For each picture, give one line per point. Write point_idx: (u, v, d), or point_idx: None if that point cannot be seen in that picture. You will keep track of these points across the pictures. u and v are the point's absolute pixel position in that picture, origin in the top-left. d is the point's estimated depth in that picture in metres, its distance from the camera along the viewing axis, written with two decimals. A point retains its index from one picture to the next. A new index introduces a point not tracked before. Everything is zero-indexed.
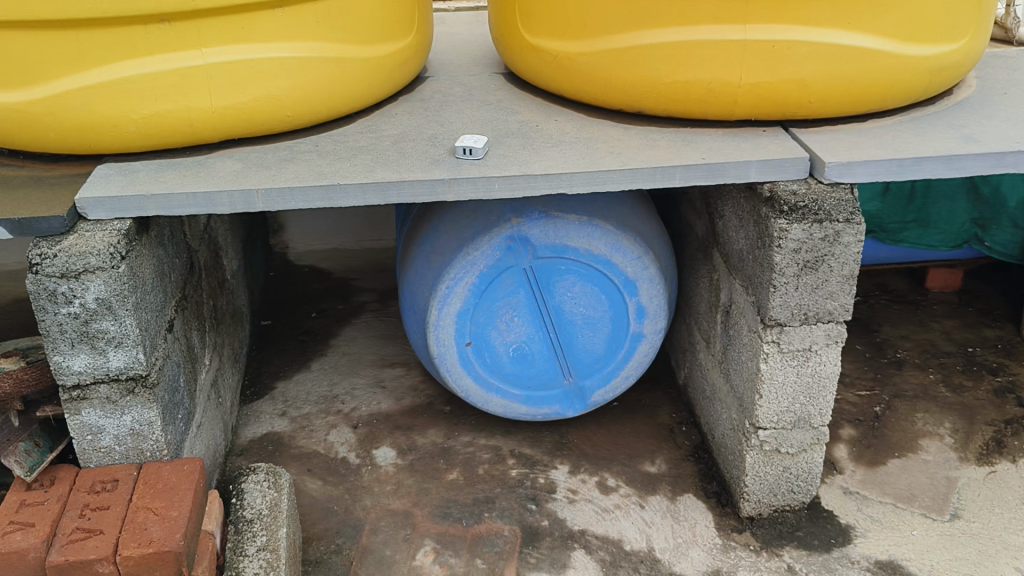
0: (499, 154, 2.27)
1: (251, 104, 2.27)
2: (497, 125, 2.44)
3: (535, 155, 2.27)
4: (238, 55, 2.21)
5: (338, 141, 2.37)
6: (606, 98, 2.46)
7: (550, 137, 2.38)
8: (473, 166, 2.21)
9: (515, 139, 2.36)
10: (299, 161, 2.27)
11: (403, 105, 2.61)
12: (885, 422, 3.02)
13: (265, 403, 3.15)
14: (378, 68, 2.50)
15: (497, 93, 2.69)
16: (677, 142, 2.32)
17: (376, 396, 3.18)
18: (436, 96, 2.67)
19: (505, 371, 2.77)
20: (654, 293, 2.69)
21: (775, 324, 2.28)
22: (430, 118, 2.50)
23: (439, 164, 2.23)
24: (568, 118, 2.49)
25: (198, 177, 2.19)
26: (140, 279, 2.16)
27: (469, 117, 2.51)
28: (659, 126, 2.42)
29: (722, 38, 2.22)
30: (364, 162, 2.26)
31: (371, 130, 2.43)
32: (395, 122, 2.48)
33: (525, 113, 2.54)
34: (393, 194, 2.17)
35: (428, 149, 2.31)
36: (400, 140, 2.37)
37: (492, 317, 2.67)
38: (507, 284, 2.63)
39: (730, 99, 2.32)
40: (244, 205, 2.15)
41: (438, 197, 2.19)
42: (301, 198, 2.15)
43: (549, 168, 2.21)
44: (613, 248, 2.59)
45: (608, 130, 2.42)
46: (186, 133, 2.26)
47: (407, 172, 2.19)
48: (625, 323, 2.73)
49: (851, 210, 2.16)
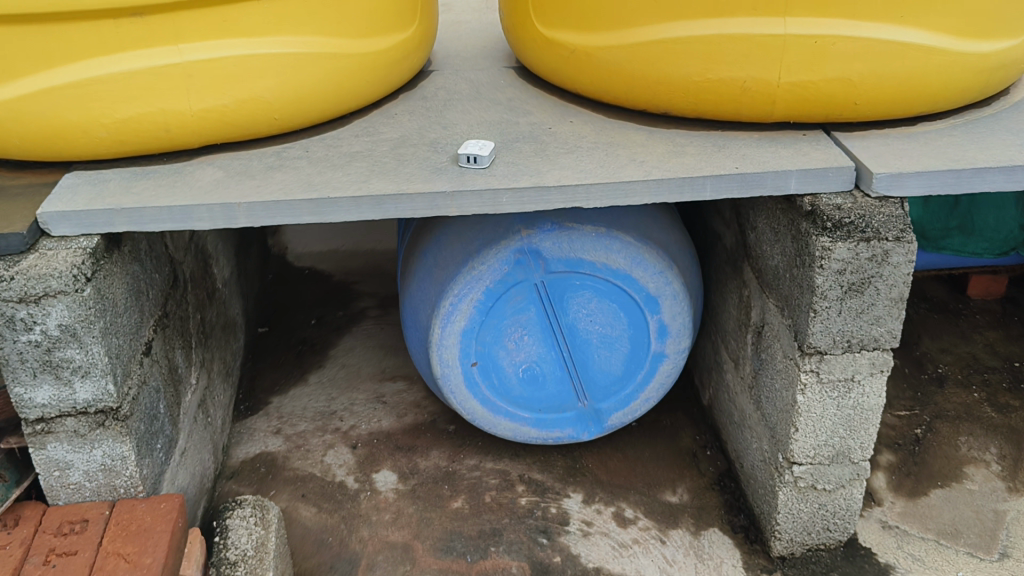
0: (508, 162, 2.05)
1: (235, 106, 2.05)
2: (506, 129, 2.22)
3: (548, 164, 2.05)
4: (220, 52, 1.99)
5: (330, 146, 2.15)
6: (629, 99, 2.23)
7: (565, 142, 2.14)
8: (478, 176, 1.99)
9: (526, 145, 2.13)
10: (287, 169, 2.05)
11: (404, 104, 2.38)
12: (926, 447, 2.79)
13: (259, 420, 2.95)
14: (377, 65, 2.27)
15: (507, 90, 2.45)
16: (708, 148, 2.08)
17: (377, 412, 2.97)
18: (440, 94, 2.44)
19: (515, 393, 2.56)
20: (677, 309, 2.46)
21: (814, 353, 2.05)
22: (433, 120, 2.27)
23: (441, 174, 2.01)
24: (585, 119, 2.26)
25: (175, 186, 1.97)
26: (110, 301, 1.95)
27: (475, 119, 2.28)
28: (687, 129, 2.19)
29: (760, 33, 1.98)
30: (358, 170, 2.03)
31: (367, 133, 2.21)
32: (394, 124, 2.25)
33: (537, 113, 2.30)
34: (390, 208, 1.95)
35: (429, 156, 2.09)
36: (399, 145, 2.15)
37: (500, 335, 2.46)
38: (516, 300, 2.42)
39: (767, 101, 2.08)
40: (224, 220, 1.93)
41: (439, 212, 1.97)
42: (288, 212, 1.93)
43: (564, 179, 1.98)
44: (632, 261, 2.37)
45: (629, 133, 2.19)
46: (163, 139, 2.05)
47: (405, 183, 1.97)
48: (645, 342, 2.51)
49: (902, 227, 1.92)
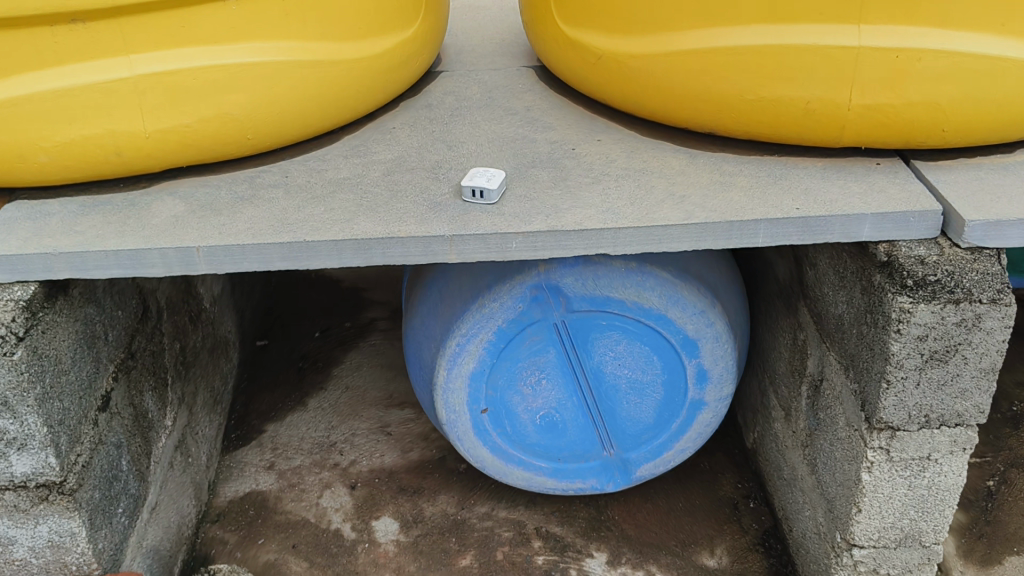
0: (520, 197, 1.72)
1: (199, 126, 1.74)
2: (520, 150, 1.88)
3: (570, 199, 1.71)
4: (179, 63, 1.67)
5: (313, 171, 1.83)
6: (667, 116, 1.88)
7: (590, 169, 1.80)
8: (483, 215, 1.67)
9: (544, 173, 1.79)
10: (261, 202, 1.74)
11: (404, 115, 2.05)
12: (1000, 504, 2.44)
13: (251, 451, 2.68)
14: (372, 72, 1.94)
15: (525, 97, 2.11)
16: (762, 179, 1.73)
17: (380, 446, 2.68)
18: (447, 102, 2.10)
19: (531, 442, 2.25)
20: (720, 353, 2.13)
21: (885, 428, 1.73)
22: (436, 138, 1.94)
23: (441, 211, 1.68)
24: (615, 137, 1.91)
25: (127, 224, 1.67)
26: (53, 359, 1.67)
27: (486, 136, 1.94)
28: (736, 152, 1.83)
29: (830, 43, 1.63)
30: (343, 205, 1.72)
31: (358, 153, 1.89)
32: (391, 142, 1.93)
33: (559, 129, 1.96)
34: (379, 254, 1.64)
35: (428, 186, 1.77)
36: (393, 170, 1.82)
37: (514, 379, 2.15)
38: (533, 341, 2.09)
39: (835, 125, 1.72)
40: (181, 266, 1.63)
41: (436, 258, 1.65)
42: (257, 257, 1.63)
43: (587, 221, 1.64)
44: (669, 300, 2.03)
45: (668, 155, 1.84)
46: (114, 164, 1.73)
47: (396, 224, 1.65)
48: (682, 388, 2.18)
49: (1000, 287, 1.58)
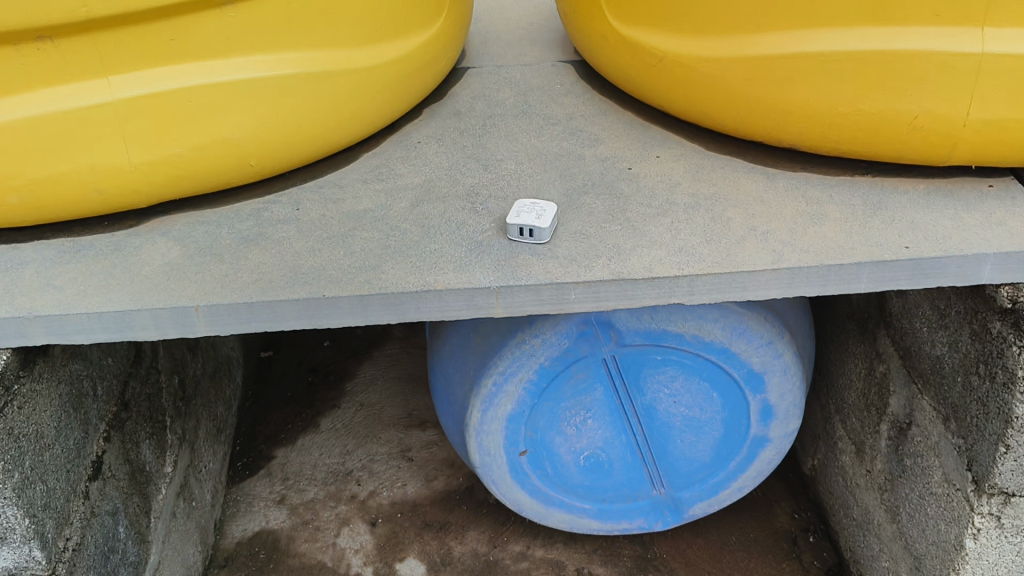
0: (575, 235, 1.47)
1: (193, 156, 1.47)
2: (568, 171, 1.62)
3: (633, 237, 1.46)
4: (167, 82, 1.41)
5: (329, 203, 1.57)
6: (739, 128, 1.62)
7: (653, 196, 1.55)
8: (534, 259, 1.42)
9: (599, 202, 1.54)
10: (269, 244, 1.48)
11: (429, 126, 1.78)
12: None
13: (260, 482, 2.45)
14: (391, 79, 1.67)
15: (566, 102, 1.84)
16: (858, 209, 1.48)
17: (400, 473, 2.45)
18: (476, 109, 1.83)
19: (573, 483, 2.02)
20: (788, 387, 1.88)
21: (998, 493, 1.52)
22: (468, 156, 1.68)
23: (483, 255, 1.43)
24: (676, 154, 1.66)
25: (113, 277, 1.42)
26: (32, 436, 1.44)
27: (526, 153, 1.68)
28: (821, 171, 1.57)
29: (946, 49, 1.37)
30: (366, 247, 1.46)
31: (380, 178, 1.63)
32: (416, 163, 1.67)
33: (610, 142, 1.70)
34: (411, 309, 1.38)
35: (465, 221, 1.51)
36: (423, 200, 1.57)
37: (556, 419, 1.91)
38: (579, 379, 1.85)
39: (944, 143, 1.46)
40: (178, 328, 1.38)
41: (480, 312, 1.40)
42: (267, 316, 1.37)
43: (657, 265, 1.39)
44: (734, 333, 1.77)
45: (741, 176, 1.58)
46: (95, 202, 1.47)
47: (432, 273, 1.40)
48: (743, 425, 1.95)
49: None
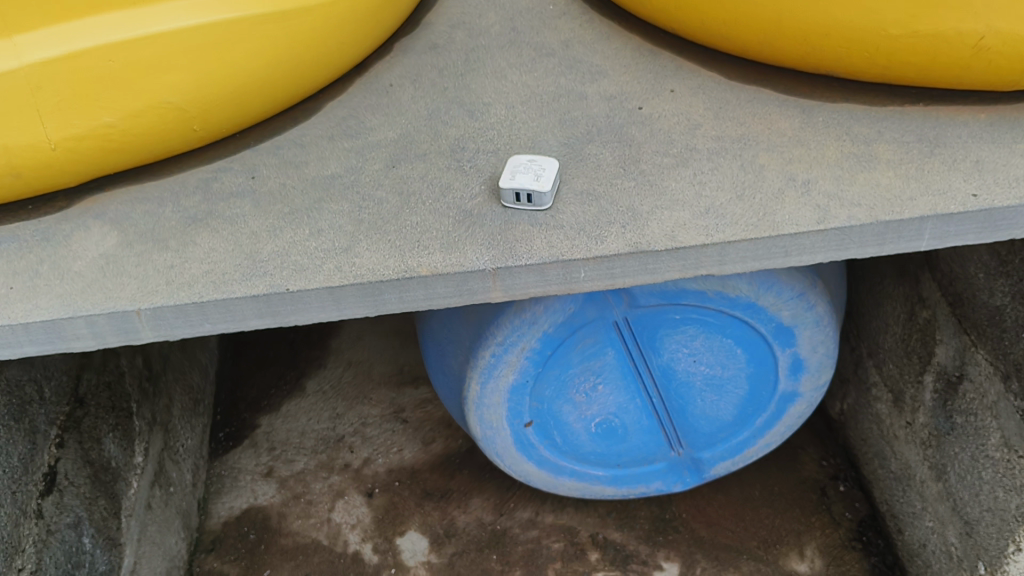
0: (581, 198, 1.24)
1: (126, 126, 1.23)
2: (568, 115, 1.39)
3: (651, 196, 1.24)
4: (81, 41, 1.19)
5: (290, 167, 1.34)
6: (768, 53, 1.38)
7: (669, 143, 1.32)
8: (535, 229, 1.20)
9: (607, 154, 1.31)
10: (221, 224, 1.25)
11: (403, 64, 1.53)
12: None
13: (245, 454, 2.27)
14: (357, 16, 1.42)
15: (559, 26, 1.59)
16: (912, 147, 1.25)
17: (396, 437, 2.28)
18: (456, 40, 1.58)
19: (585, 451, 1.84)
20: (820, 339, 1.68)
21: None
22: (450, 100, 1.44)
23: (474, 228, 1.21)
24: (693, 86, 1.41)
25: (38, 278, 1.19)
26: None
27: (517, 94, 1.44)
28: (865, 101, 1.34)
29: None
30: (336, 223, 1.23)
31: (348, 132, 1.39)
32: (390, 110, 1.43)
33: (614, 75, 1.46)
34: (393, 299, 1.17)
35: (451, 184, 1.28)
36: (400, 159, 1.33)
37: (564, 386, 1.72)
38: (588, 344, 1.65)
39: (1017, 65, 1.23)
40: (120, 336, 1.16)
41: (474, 298, 1.18)
42: (224, 317, 1.16)
43: (681, 232, 1.17)
44: (762, 287, 1.57)
45: (772, 111, 1.35)
46: (12, 187, 1.23)
47: (415, 254, 1.18)
48: (770, 381, 1.76)
49: None
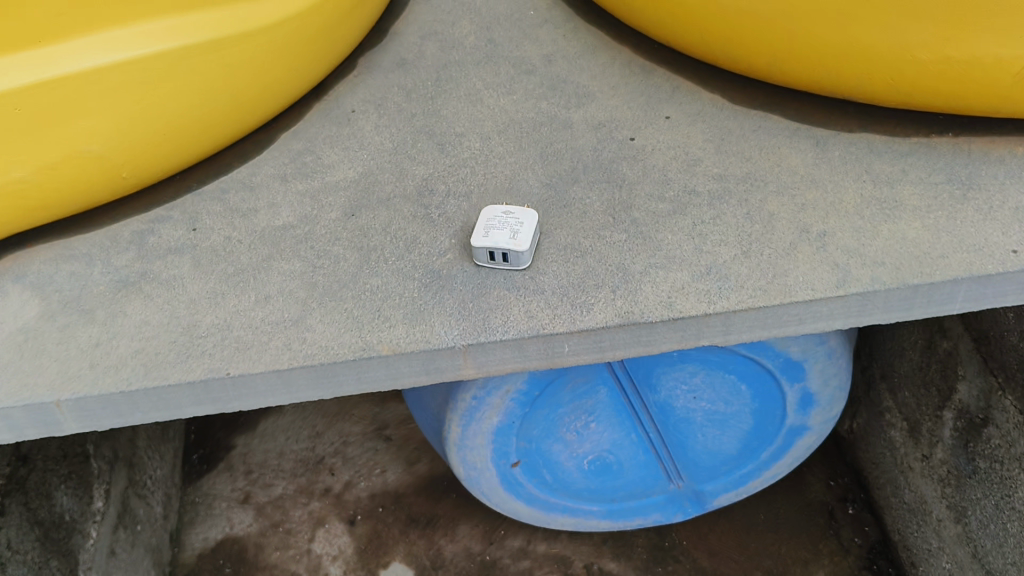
0: (565, 253, 1.09)
1: (42, 180, 1.08)
2: (551, 147, 1.23)
3: (645, 252, 1.09)
4: None
5: (235, 216, 1.19)
6: (778, 75, 1.23)
7: (665, 183, 1.16)
8: (512, 294, 1.05)
9: (594, 197, 1.16)
10: (156, 289, 1.10)
11: (367, 84, 1.37)
12: None
13: (220, 478, 2.15)
14: (309, 36, 1.26)
15: (541, 38, 1.43)
16: (940, 192, 1.11)
17: (378, 458, 2.15)
18: (427, 54, 1.42)
19: (577, 486, 1.71)
20: (832, 374, 1.54)
21: None
22: (419, 129, 1.28)
23: (443, 293, 1.06)
24: (690, 112, 1.26)
25: None
26: None
27: (493, 121, 1.28)
28: (886, 132, 1.20)
29: None
30: (287, 287, 1.09)
31: (305, 171, 1.24)
32: (352, 143, 1.28)
33: (602, 98, 1.30)
34: (351, 381, 1.03)
35: (417, 237, 1.13)
36: (361, 205, 1.18)
37: (553, 426, 1.58)
38: (578, 383, 1.51)
39: None
40: (41, 428, 1.03)
41: (444, 375, 1.04)
42: (158, 406, 1.02)
43: (679, 299, 1.03)
44: None
45: (780, 144, 1.20)
46: None
47: (374, 327, 1.03)
48: (777, 414, 1.62)
49: None
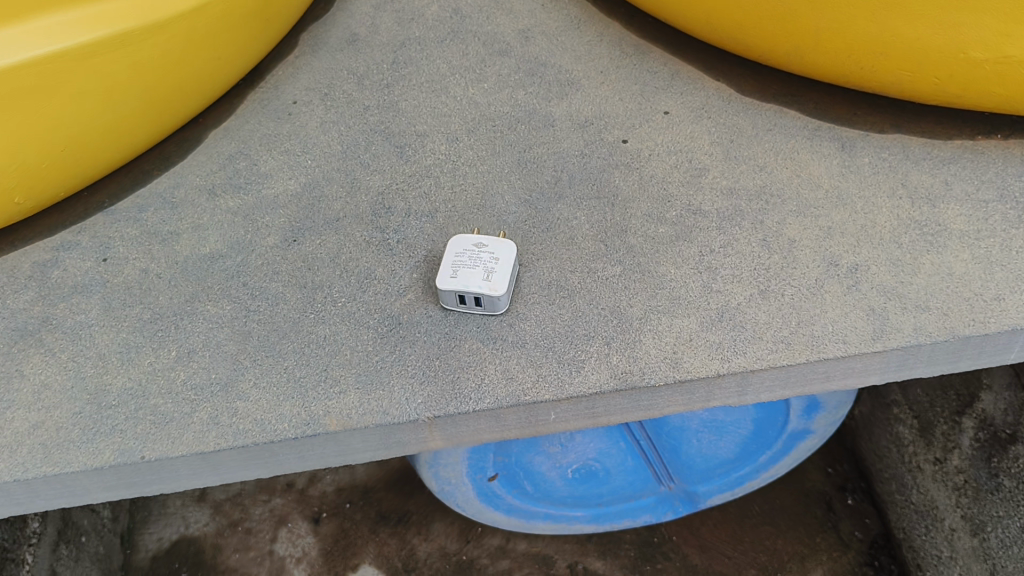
0: (548, 293, 0.92)
1: None
2: (530, 150, 1.05)
3: (644, 290, 0.91)
4: None
5: (155, 242, 1.00)
6: (797, 65, 1.04)
7: (665, 200, 0.99)
8: (486, 347, 0.88)
9: (582, 217, 0.98)
10: (60, 341, 0.92)
11: (311, 68, 1.17)
12: None
13: None
14: (227, 23, 1.05)
15: (516, 8, 1.23)
16: (991, 212, 0.94)
17: None
18: (382, 29, 1.21)
19: (562, 490, 1.54)
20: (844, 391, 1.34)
21: None
22: (374, 128, 1.09)
23: (404, 347, 0.89)
24: (693, 105, 1.07)
25: None
26: None
27: (461, 117, 1.09)
28: (924, 133, 1.02)
29: None
30: (216, 338, 0.91)
31: (238, 181, 1.05)
32: (293, 145, 1.08)
33: (589, 86, 1.11)
34: (296, 459, 0.86)
35: (372, 271, 0.95)
36: (305, 227, 1.00)
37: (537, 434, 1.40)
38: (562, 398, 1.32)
39: None
40: None
41: (406, 448, 0.87)
42: (62, 492, 0.85)
43: (686, 354, 0.86)
44: None
45: (798, 147, 1.02)
46: None
47: (319, 394, 0.86)
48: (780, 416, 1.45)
49: None
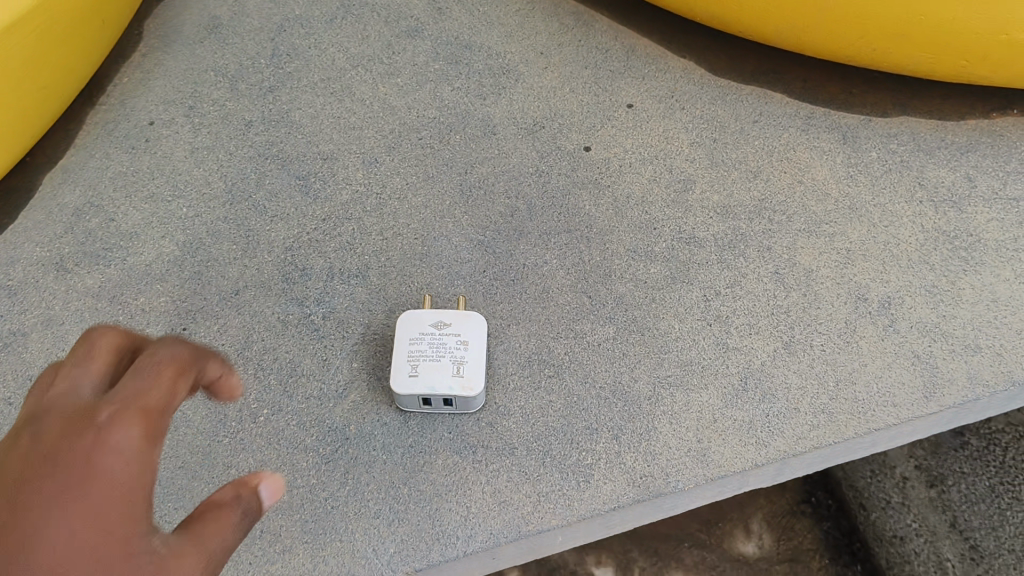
0: (530, 373, 0.73)
1: None
2: (472, 169, 0.84)
3: (646, 357, 0.74)
4: None
5: None
6: (789, 43, 0.87)
7: (650, 227, 0.80)
8: (466, 461, 0.69)
9: (553, 260, 0.79)
10: None
11: (170, 72, 0.91)
12: None
13: None
14: (49, 40, 0.77)
15: None
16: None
17: None
18: (253, 8, 0.97)
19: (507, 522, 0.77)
20: None
21: None
22: (264, 153, 0.85)
23: (360, 473, 0.69)
24: (659, 93, 0.89)
25: None
26: None
27: (377, 129, 0.87)
28: (929, 115, 0.87)
29: None
30: None
31: (94, 246, 0.79)
32: (163, 184, 0.83)
33: (531, 74, 0.91)
34: None
35: (298, 365, 0.73)
36: (195, 304, 0.76)
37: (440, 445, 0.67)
38: None
39: None
40: None
41: None
42: None
43: (713, 443, 0.70)
44: None
45: (793, 141, 0.85)
46: None
47: (257, 559, 0.65)
48: None
49: None
